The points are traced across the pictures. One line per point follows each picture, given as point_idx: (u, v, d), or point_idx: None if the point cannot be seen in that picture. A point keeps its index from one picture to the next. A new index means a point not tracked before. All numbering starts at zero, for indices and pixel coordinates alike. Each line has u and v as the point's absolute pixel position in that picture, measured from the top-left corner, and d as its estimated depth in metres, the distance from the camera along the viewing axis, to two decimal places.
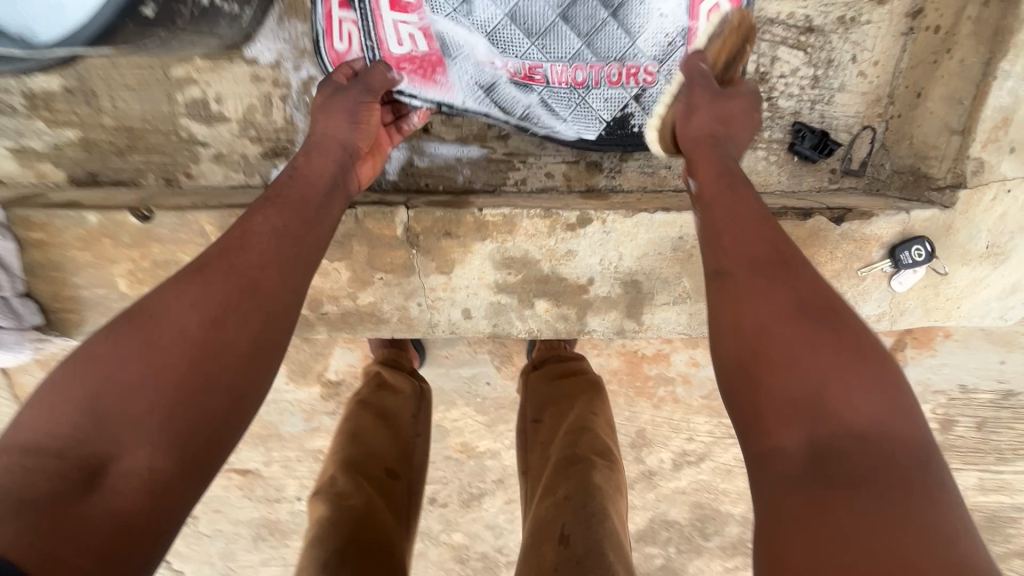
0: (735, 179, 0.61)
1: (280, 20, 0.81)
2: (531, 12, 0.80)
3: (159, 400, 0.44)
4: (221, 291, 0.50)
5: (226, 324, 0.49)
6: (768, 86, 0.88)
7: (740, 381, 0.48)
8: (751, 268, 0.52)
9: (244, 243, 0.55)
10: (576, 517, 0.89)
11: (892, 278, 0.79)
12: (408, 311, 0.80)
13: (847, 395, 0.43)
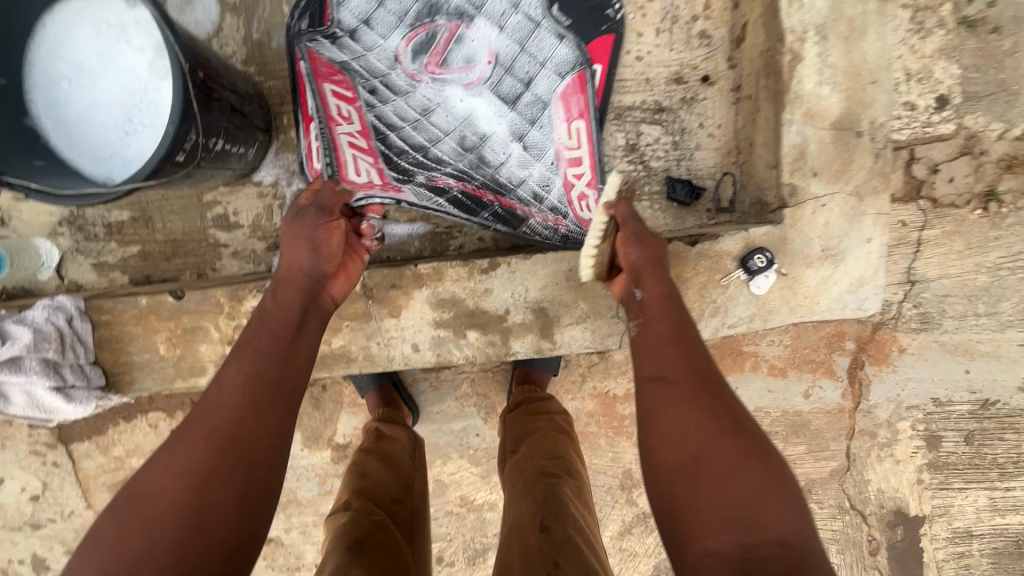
0: (679, 304, 0.79)
1: (278, 154, 1.15)
2: (442, 144, 1.04)
3: (183, 514, 0.56)
4: (225, 417, 0.63)
5: (237, 441, 0.62)
6: (639, 152, 1.13)
7: (679, 478, 0.62)
8: (676, 384, 0.69)
9: (217, 400, 0.64)
10: (553, 512, 1.00)
11: (749, 284, 0.98)
12: (370, 349, 1.03)
13: (772, 507, 0.57)
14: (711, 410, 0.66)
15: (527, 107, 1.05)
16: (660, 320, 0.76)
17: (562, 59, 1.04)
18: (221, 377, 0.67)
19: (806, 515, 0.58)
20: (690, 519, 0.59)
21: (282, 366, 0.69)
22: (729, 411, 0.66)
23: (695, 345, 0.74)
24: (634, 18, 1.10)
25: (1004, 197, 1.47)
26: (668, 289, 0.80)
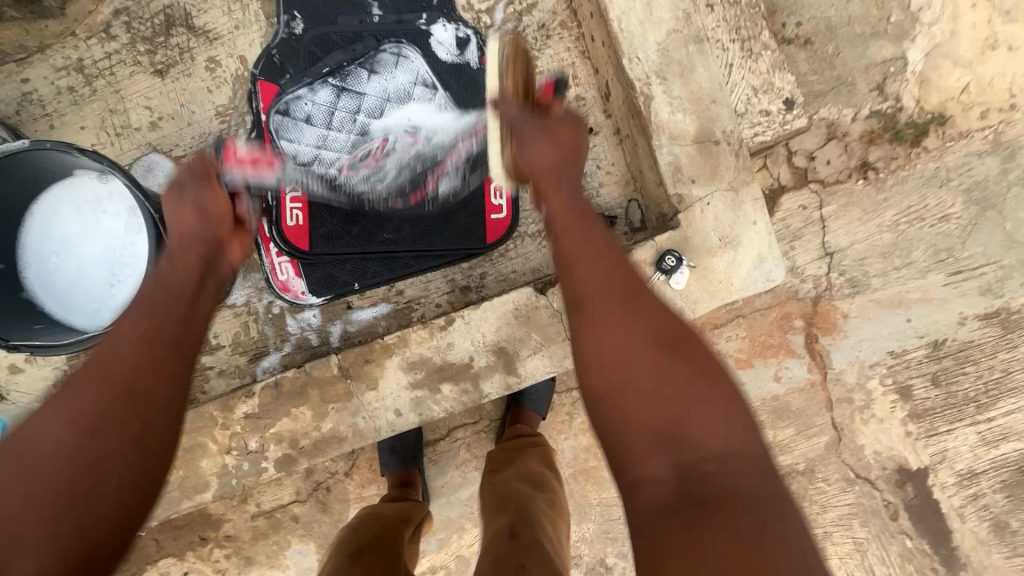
0: (584, 208, 0.92)
1: (246, 275, 1.30)
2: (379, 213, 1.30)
3: (74, 457, 0.64)
4: (123, 369, 0.70)
5: (134, 390, 0.69)
6: None
7: (609, 407, 0.72)
8: (601, 325, 0.76)
9: (111, 354, 0.72)
10: (522, 521, 1.08)
11: (670, 282, 1.13)
12: (358, 425, 1.12)
13: (699, 423, 0.67)
14: (638, 331, 0.74)
15: (443, 183, 1.30)
16: (569, 230, 0.88)
17: (468, 151, 1.31)
18: (119, 336, 0.74)
19: (739, 418, 0.68)
20: (630, 457, 0.69)
21: (180, 324, 0.79)
22: (662, 335, 0.74)
23: (618, 264, 0.82)
24: None
25: (877, 165, 1.70)
26: (585, 228, 0.88)
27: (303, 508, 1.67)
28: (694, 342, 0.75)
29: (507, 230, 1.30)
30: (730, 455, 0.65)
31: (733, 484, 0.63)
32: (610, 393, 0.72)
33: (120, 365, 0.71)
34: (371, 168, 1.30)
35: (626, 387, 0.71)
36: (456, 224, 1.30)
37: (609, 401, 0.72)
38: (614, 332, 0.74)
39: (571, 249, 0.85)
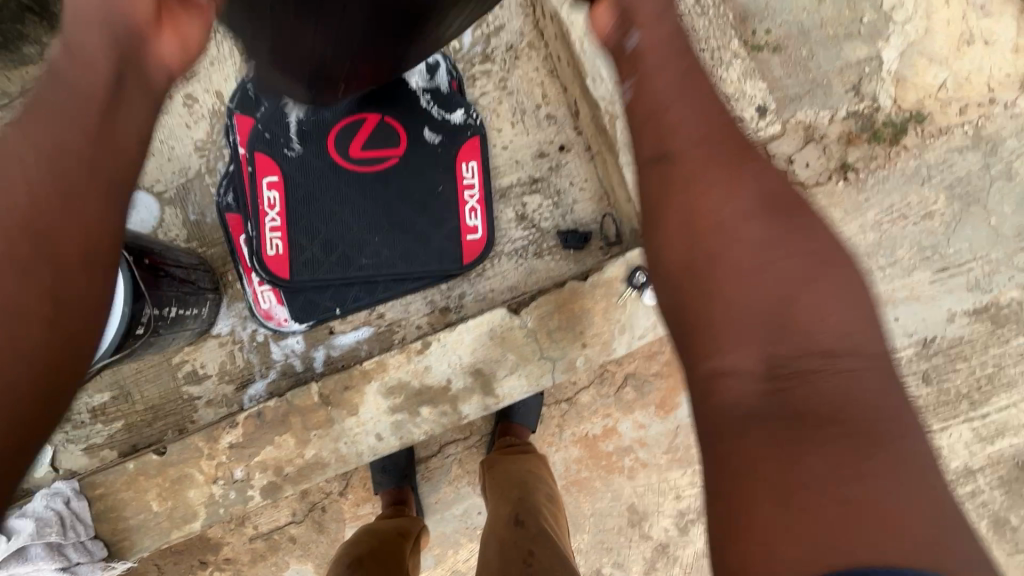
0: (686, 60, 0.81)
1: (230, 305, 1.33)
2: (358, 238, 1.32)
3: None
4: (24, 190, 0.53)
5: (52, 226, 0.53)
6: (530, 218, 1.34)
7: (692, 289, 0.66)
8: (699, 190, 0.69)
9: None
10: (526, 509, 1.18)
11: (642, 297, 1.14)
12: (341, 451, 1.14)
13: (815, 313, 0.60)
14: (750, 210, 0.67)
15: (420, 204, 1.33)
16: (660, 80, 0.78)
17: (442, 171, 1.33)
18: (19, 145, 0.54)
19: (871, 321, 0.61)
20: (714, 340, 0.63)
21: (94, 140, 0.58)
22: (783, 225, 0.66)
23: (725, 133, 0.73)
24: (492, 118, 1.35)
25: (857, 165, 1.69)
26: (677, 85, 0.77)
27: (299, 528, 1.69)
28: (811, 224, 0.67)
29: (484, 249, 1.31)
30: (840, 350, 0.58)
31: (840, 383, 0.56)
32: (696, 265, 0.66)
33: (23, 189, 0.53)
34: (348, 193, 1.32)
35: (719, 272, 0.65)
36: (433, 245, 1.32)
37: (691, 273, 0.66)
38: (719, 203, 0.67)
39: (663, 103, 0.76)
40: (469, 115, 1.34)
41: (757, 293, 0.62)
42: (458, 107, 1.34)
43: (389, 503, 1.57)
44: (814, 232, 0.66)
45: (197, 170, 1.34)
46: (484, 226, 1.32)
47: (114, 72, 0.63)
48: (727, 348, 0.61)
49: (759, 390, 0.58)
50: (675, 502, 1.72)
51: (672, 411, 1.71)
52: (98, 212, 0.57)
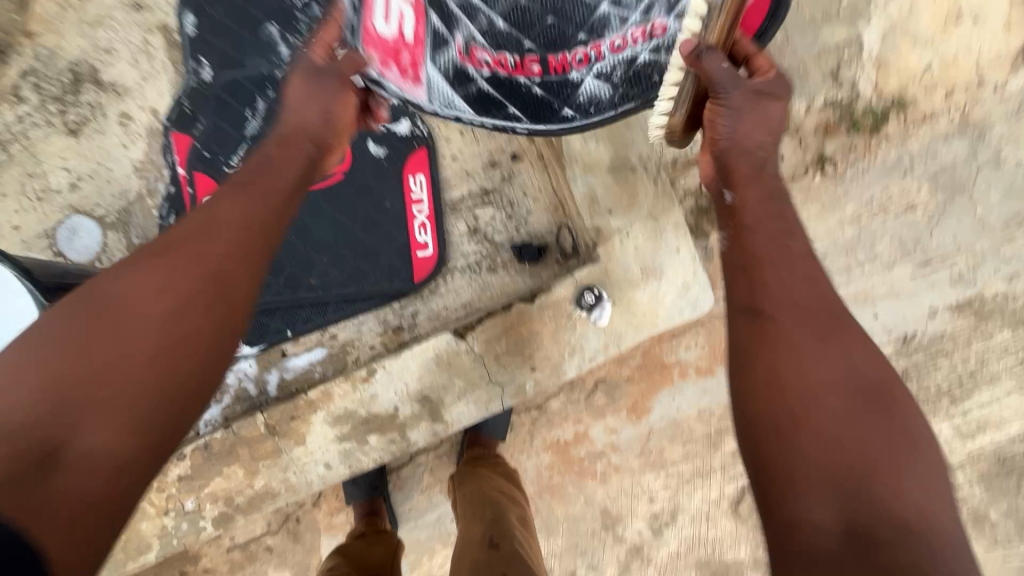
0: (775, 203, 0.83)
1: None
2: (306, 257, 1.28)
3: (75, 400, 0.62)
4: (215, 251, 0.74)
5: (220, 278, 0.73)
6: (483, 231, 1.29)
7: (774, 437, 0.67)
8: (789, 350, 0.70)
9: (205, 235, 0.75)
10: (501, 531, 1.16)
11: (592, 318, 1.09)
12: (290, 480, 1.13)
13: (893, 484, 0.61)
14: (840, 367, 0.69)
15: (368, 220, 1.28)
16: (749, 188, 0.83)
17: (390, 186, 1.28)
18: (178, 273, 0.71)
19: (942, 492, 0.62)
20: (792, 486, 0.63)
21: (262, 227, 0.79)
22: (867, 389, 0.68)
23: (818, 286, 0.76)
24: (440, 128, 1.29)
25: (836, 157, 1.48)
26: (770, 220, 0.81)
27: (275, 539, 1.71)
28: (900, 402, 0.68)
29: (436, 266, 1.27)
30: (919, 526, 0.58)
31: (920, 562, 0.55)
32: (787, 417, 0.67)
33: (211, 257, 0.73)
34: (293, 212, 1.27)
35: (806, 425, 0.65)
36: (383, 263, 1.28)
37: (779, 425, 0.67)
38: (808, 358, 0.70)
39: (759, 248, 0.78)
40: (414, 125, 1.28)
41: (839, 452, 0.63)
42: (404, 117, 1.28)
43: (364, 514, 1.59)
44: (899, 403, 0.68)
45: (137, 192, 1.29)
46: (433, 242, 1.27)
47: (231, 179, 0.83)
48: (812, 499, 0.62)
49: (833, 542, 0.58)
50: (649, 504, 1.71)
51: (645, 414, 1.68)
52: (254, 272, 0.76)
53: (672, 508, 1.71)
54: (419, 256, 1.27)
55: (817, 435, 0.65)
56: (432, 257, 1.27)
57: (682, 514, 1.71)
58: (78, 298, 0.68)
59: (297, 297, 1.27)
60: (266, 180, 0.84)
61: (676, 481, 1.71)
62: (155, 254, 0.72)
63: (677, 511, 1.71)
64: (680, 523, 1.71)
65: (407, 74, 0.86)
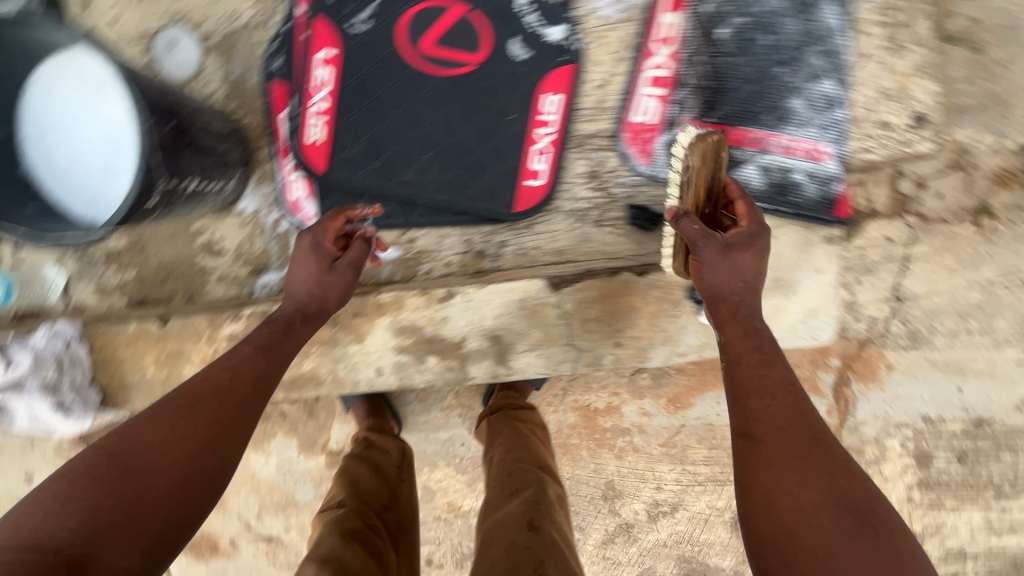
0: (763, 342, 0.82)
1: (257, 185, 1.22)
2: (407, 149, 1.16)
3: (105, 524, 0.62)
4: (232, 398, 0.79)
5: (233, 419, 0.77)
6: (603, 179, 1.16)
7: (770, 552, 0.62)
8: (765, 465, 0.68)
9: (229, 384, 0.80)
10: (540, 514, 1.13)
11: (700, 313, 0.99)
12: (338, 373, 1.09)
13: None
14: (815, 470, 0.66)
15: (485, 129, 1.14)
16: (731, 327, 0.83)
17: (520, 98, 1.12)
18: (198, 407, 0.75)
19: None
20: None
21: (271, 378, 0.85)
22: (849, 493, 0.64)
23: (788, 396, 0.74)
24: (595, 47, 1.11)
25: (998, 213, 1.22)
26: (763, 353, 0.80)
27: (292, 407, 1.75)
28: (892, 527, 0.62)
29: (541, 200, 1.15)
30: None
31: None
32: (775, 554, 0.62)
33: (233, 399, 0.79)
34: (408, 93, 1.14)
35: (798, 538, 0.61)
36: (487, 181, 1.16)
37: (772, 560, 0.62)
38: (782, 467, 0.67)
39: (748, 383, 0.77)
40: (569, 35, 1.10)
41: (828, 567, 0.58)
42: (559, 23, 1.10)
43: (370, 416, 1.63)
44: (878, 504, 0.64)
45: (247, 20, 1.15)
46: (547, 174, 1.14)
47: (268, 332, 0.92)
48: None
49: None
50: (654, 492, 1.70)
51: (683, 409, 1.63)
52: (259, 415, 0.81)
53: (674, 502, 1.71)
54: (527, 185, 1.15)
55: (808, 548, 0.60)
56: (542, 191, 1.15)
57: (682, 510, 1.71)
58: (104, 441, 0.69)
59: (388, 187, 1.18)
60: (279, 349, 0.90)
61: (687, 479, 1.69)
62: (181, 401, 0.75)
63: (678, 506, 1.71)
64: (676, 517, 1.71)
65: (642, 143, 1.13)
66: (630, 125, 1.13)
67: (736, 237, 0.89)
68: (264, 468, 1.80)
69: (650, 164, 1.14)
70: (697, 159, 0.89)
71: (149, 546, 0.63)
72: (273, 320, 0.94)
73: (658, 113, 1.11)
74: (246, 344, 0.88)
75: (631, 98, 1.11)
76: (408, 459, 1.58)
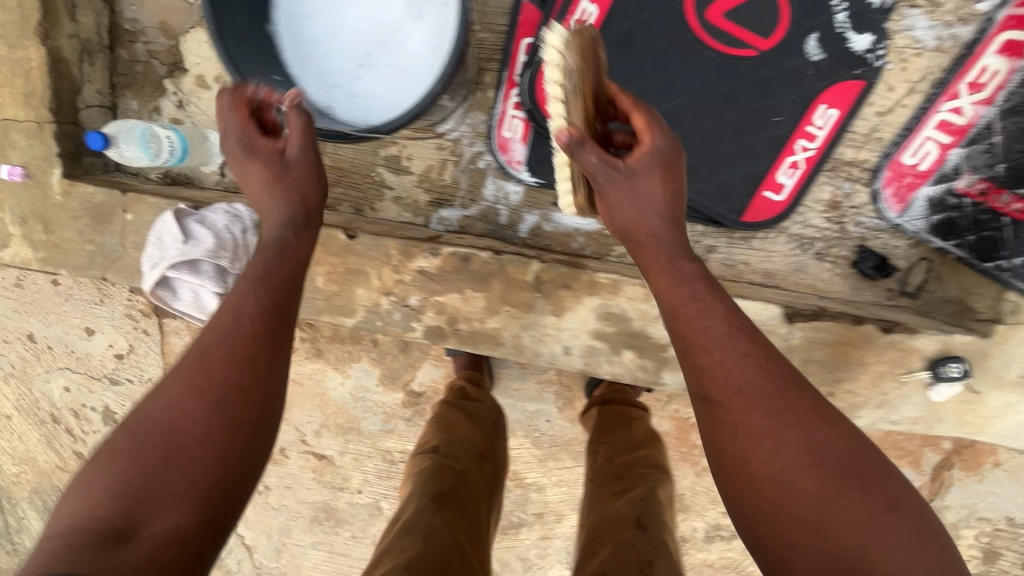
0: (711, 282, 0.71)
1: (469, 112, 1.11)
2: None
3: (144, 492, 0.60)
4: (242, 332, 0.69)
5: (253, 355, 0.68)
6: (843, 212, 1.07)
7: (756, 526, 0.60)
8: (748, 430, 0.62)
9: (238, 320, 0.70)
10: (649, 513, 1.06)
11: (930, 388, 0.93)
12: (522, 340, 1.02)
13: (881, 553, 0.55)
14: (784, 422, 0.61)
15: (743, 123, 1.03)
16: (663, 275, 0.72)
17: (793, 101, 1.01)
18: (206, 360, 0.67)
19: (927, 550, 0.56)
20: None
21: (289, 303, 0.74)
22: (826, 442, 0.61)
23: (729, 339, 0.66)
24: (891, 69, 1.01)
25: None
26: (698, 293, 0.69)
27: (385, 338, 1.68)
28: (879, 473, 0.60)
29: (774, 217, 1.06)
30: None
31: None
32: (767, 522, 0.60)
33: (240, 333, 0.69)
34: (674, 59, 1.02)
35: (784, 520, 0.59)
36: (723, 179, 1.05)
37: (765, 530, 0.60)
38: (752, 442, 0.61)
39: (693, 333, 0.67)
40: (874, 47, 0.98)
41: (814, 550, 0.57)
42: (868, 31, 0.98)
43: (467, 366, 1.58)
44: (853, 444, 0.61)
45: None
46: (792, 191, 1.04)
47: (269, 250, 0.77)
48: None
49: None
50: (719, 516, 1.70)
51: None
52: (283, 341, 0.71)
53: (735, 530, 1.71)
54: (765, 197, 1.05)
55: (794, 526, 0.58)
56: (779, 207, 1.05)
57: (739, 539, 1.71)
58: (132, 414, 0.66)
59: None
60: (292, 263, 0.77)
61: None
62: (190, 357, 0.68)
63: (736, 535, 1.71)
64: (731, 544, 1.72)
65: (902, 189, 1.03)
66: (894, 167, 1.03)
67: (639, 163, 0.75)
68: (337, 389, 1.74)
69: (902, 213, 1.04)
70: (575, 57, 0.71)
71: (198, 499, 0.60)
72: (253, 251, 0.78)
73: (932, 161, 1.01)
74: (240, 279, 0.74)
75: (908, 138, 1.01)
76: (500, 419, 1.48)
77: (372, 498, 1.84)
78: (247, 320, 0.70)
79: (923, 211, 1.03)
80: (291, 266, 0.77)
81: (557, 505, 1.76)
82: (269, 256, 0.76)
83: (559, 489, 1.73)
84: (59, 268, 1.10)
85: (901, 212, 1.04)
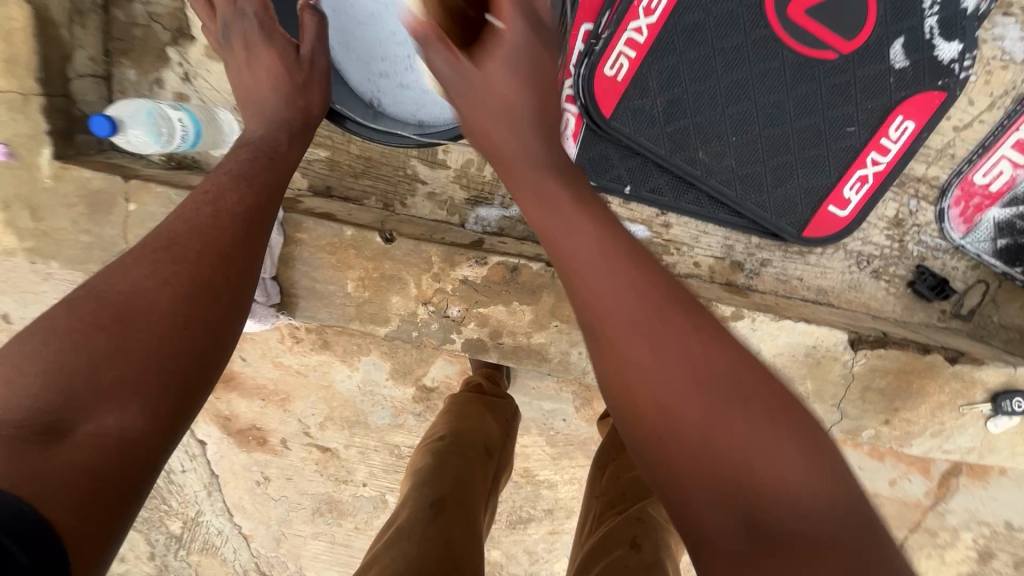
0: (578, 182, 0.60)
1: None
2: (716, 122, 0.97)
3: (76, 387, 0.47)
4: (220, 233, 0.59)
5: (230, 256, 0.58)
6: (906, 230, 1.02)
7: (644, 455, 0.48)
8: (618, 349, 0.49)
9: (216, 220, 0.60)
10: (647, 531, 0.87)
11: (989, 420, 0.91)
12: (569, 357, 0.95)
13: (774, 479, 0.43)
14: (655, 326, 0.49)
15: (812, 131, 0.96)
16: (528, 185, 0.59)
17: (869, 110, 0.94)
18: (177, 245, 0.57)
19: (830, 478, 0.44)
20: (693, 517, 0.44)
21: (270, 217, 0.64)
22: (704, 356, 0.48)
23: (600, 239, 0.54)
24: (974, 81, 0.94)
25: None
26: (574, 214, 0.55)
27: None
28: (773, 395, 0.47)
29: (836, 234, 1.00)
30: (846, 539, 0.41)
31: None
32: (649, 455, 0.48)
33: (214, 233, 0.59)
34: (747, 56, 0.94)
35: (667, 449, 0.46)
36: (785, 189, 0.99)
37: (648, 457, 0.48)
38: (627, 353, 0.49)
39: (563, 241, 0.54)
40: (962, 57, 0.91)
41: (705, 481, 0.44)
42: (958, 38, 0.90)
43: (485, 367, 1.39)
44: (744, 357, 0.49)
45: None
46: (857, 206, 0.98)
47: (226, 175, 0.66)
48: (716, 544, 0.42)
49: None
50: None
51: None
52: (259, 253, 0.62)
53: None
54: (828, 212, 0.99)
55: (680, 453, 0.45)
56: (842, 223, 0.99)
57: None
58: (71, 295, 0.53)
59: (674, 158, 0.98)
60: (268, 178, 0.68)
61: None
62: (154, 246, 0.56)
63: None
64: None
65: (969, 211, 0.99)
66: (964, 187, 0.98)
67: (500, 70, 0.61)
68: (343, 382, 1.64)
69: (966, 235, 0.99)
70: None
71: (147, 403, 0.49)
72: (240, 146, 0.72)
73: (1003, 183, 0.97)
74: (221, 172, 0.66)
75: (981, 157, 0.96)
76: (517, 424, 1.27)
77: (378, 491, 1.78)
78: (225, 219, 0.61)
79: (988, 236, 0.99)
80: (284, 159, 0.73)
81: (568, 502, 1.74)
82: (252, 164, 0.69)
83: (571, 486, 1.71)
84: (49, 260, 0.97)
85: (965, 235, 1.00)
